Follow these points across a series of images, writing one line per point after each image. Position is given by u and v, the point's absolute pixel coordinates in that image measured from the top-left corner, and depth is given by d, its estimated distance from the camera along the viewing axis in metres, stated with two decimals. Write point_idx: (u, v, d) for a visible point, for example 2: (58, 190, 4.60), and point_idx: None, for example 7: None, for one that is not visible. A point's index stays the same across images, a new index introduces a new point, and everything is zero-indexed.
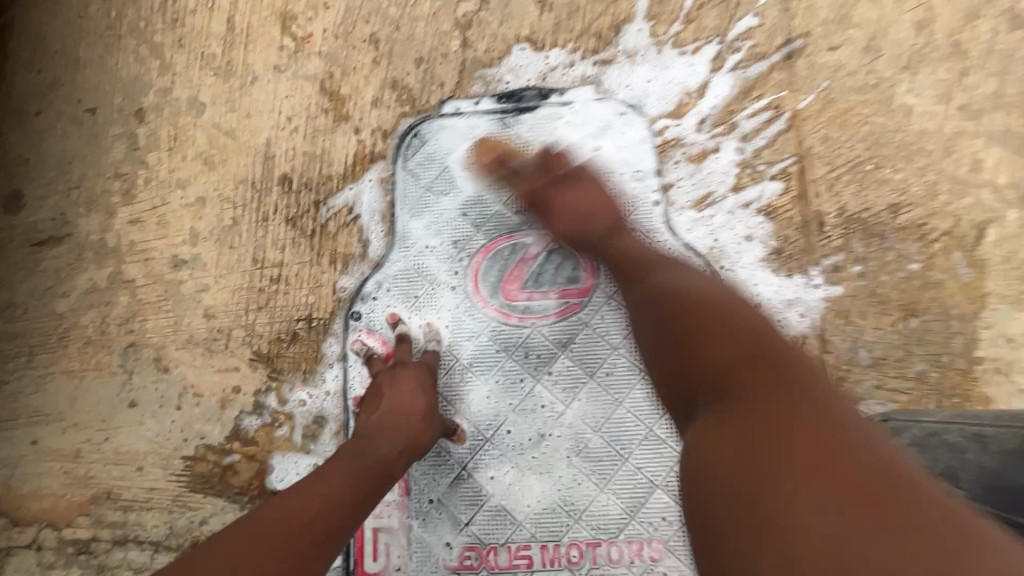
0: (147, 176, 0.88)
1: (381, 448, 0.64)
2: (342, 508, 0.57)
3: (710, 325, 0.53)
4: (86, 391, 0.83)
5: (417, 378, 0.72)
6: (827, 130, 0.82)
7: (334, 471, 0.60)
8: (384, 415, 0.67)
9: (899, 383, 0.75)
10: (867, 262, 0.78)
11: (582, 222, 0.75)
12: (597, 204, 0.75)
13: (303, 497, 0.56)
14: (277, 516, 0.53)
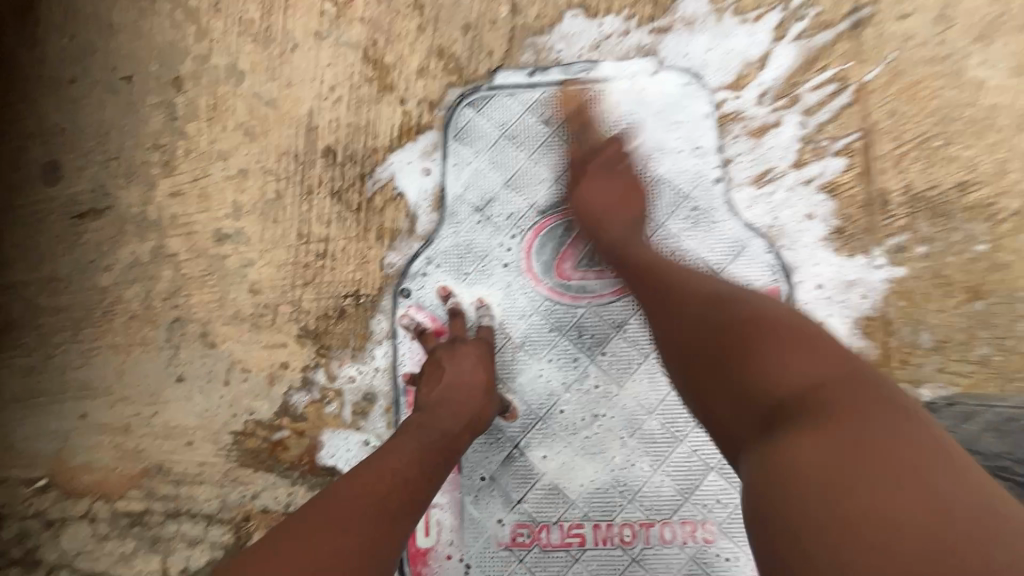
0: (187, 147, 0.86)
1: (445, 422, 0.63)
2: (412, 484, 0.56)
3: (754, 334, 0.47)
4: (133, 365, 0.82)
5: (476, 354, 0.70)
6: (894, 104, 0.79)
7: (401, 447, 0.59)
8: (447, 389, 0.66)
9: (962, 366, 0.73)
10: (933, 243, 0.76)
11: (602, 213, 0.71)
12: (627, 204, 0.72)
13: (374, 474, 0.54)
14: (351, 492, 0.52)
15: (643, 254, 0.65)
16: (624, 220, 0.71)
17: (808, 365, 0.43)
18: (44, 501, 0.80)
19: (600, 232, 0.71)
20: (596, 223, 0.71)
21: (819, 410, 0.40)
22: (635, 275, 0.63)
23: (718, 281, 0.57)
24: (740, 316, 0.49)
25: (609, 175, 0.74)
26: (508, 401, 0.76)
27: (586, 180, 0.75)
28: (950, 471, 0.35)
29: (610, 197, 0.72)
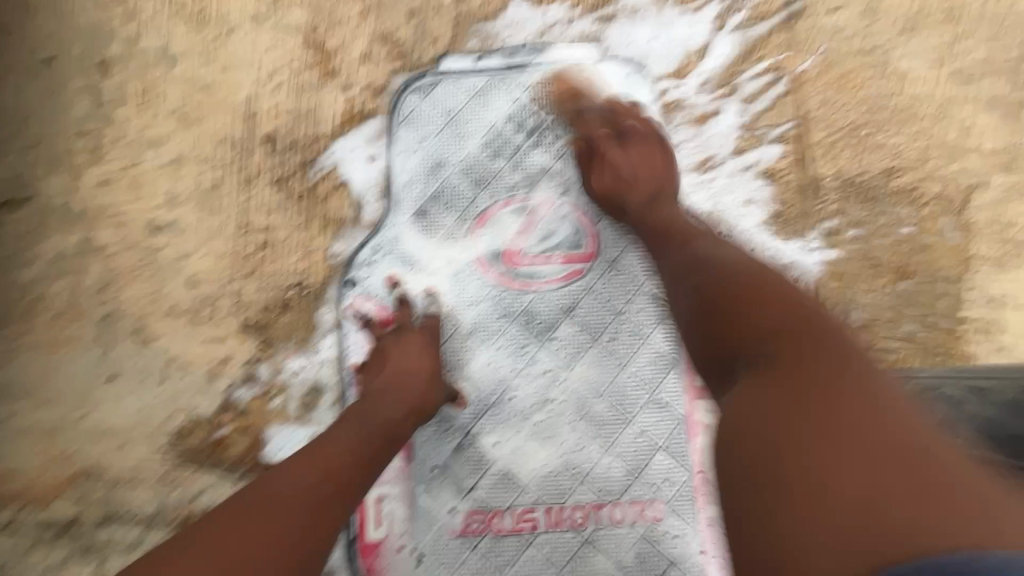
0: (114, 134, 0.82)
1: (388, 409, 0.62)
2: (348, 470, 0.55)
3: (728, 299, 0.53)
4: (59, 365, 0.78)
5: (423, 341, 0.70)
6: (826, 94, 0.82)
7: (340, 435, 0.58)
8: (392, 375, 0.65)
9: (889, 343, 0.77)
10: (862, 226, 0.79)
11: (629, 182, 0.74)
12: (656, 163, 0.75)
13: (308, 462, 0.54)
14: (286, 481, 0.52)
15: (660, 216, 0.71)
16: (651, 188, 0.74)
17: (762, 321, 0.50)
18: None
19: (628, 193, 0.74)
20: (623, 189, 0.74)
21: (769, 359, 0.47)
22: (657, 232, 0.69)
23: (711, 241, 0.63)
24: (716, 285, 0.55)
25: (636, 142, 0.76)
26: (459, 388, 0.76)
27: (605, 149, 0.77)
28: (862, 403, 0.41)
29: (641, 166, 0.75)
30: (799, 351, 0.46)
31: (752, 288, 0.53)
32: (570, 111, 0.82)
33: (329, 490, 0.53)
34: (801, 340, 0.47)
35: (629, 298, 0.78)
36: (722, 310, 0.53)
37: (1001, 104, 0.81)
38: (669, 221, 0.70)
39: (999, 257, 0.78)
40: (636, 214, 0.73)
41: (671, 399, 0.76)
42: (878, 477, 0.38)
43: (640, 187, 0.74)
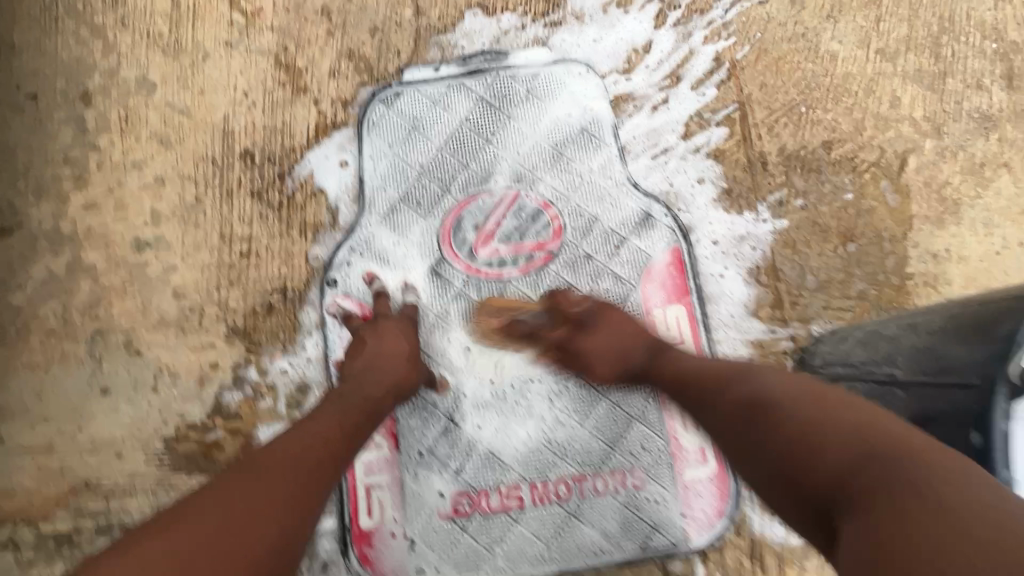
0: (99, 160, 0.86)
1: (369, 387, 0.68)
2: (335, 441, 0.60)
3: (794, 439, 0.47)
4: (53, 382, 0.80)
5: (399, 329, 0.75)
6: (763, 77, 0.88)
7: (327, 411, 0.63)
8: (371, 357, 0.71)
9: (844, 302, 0.82)
10: (808, 196, 0.85)
11: (622, 351, 0.73)
12: (627, 332, 0.74)
13: (299, 435, 0.59)
14: (277, 453, 0.56)
15: (671, 370, 0.68)
16: (644, 348, 0.73)
17: (837, 448, 0.44)
18: None
19: (630, 358, 0.73)
20: (620, 364, 0.73)
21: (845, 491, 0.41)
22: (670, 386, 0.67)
23: (744, 381, 0.58)
24: (780, 415, 0.50)
25: (612, 323, 0.75)
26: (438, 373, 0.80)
27: (579, 341, 0.75)
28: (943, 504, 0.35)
29: (617, 335, 0.74)
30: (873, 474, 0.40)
31: (815, 407, 0.48)
32: (527, 110, 0.88)
33: (323, 457, 0.57)
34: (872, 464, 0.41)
35: (593, 279, 0.84)
36: (793, 458, 0.47)
37: (921, 76, 0.88)
38: (683, 372, 0.66)
39: (936, 215, 0.84)
40: (647, 373, 0.72)
41: None
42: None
43: (630, 362, 0.73)
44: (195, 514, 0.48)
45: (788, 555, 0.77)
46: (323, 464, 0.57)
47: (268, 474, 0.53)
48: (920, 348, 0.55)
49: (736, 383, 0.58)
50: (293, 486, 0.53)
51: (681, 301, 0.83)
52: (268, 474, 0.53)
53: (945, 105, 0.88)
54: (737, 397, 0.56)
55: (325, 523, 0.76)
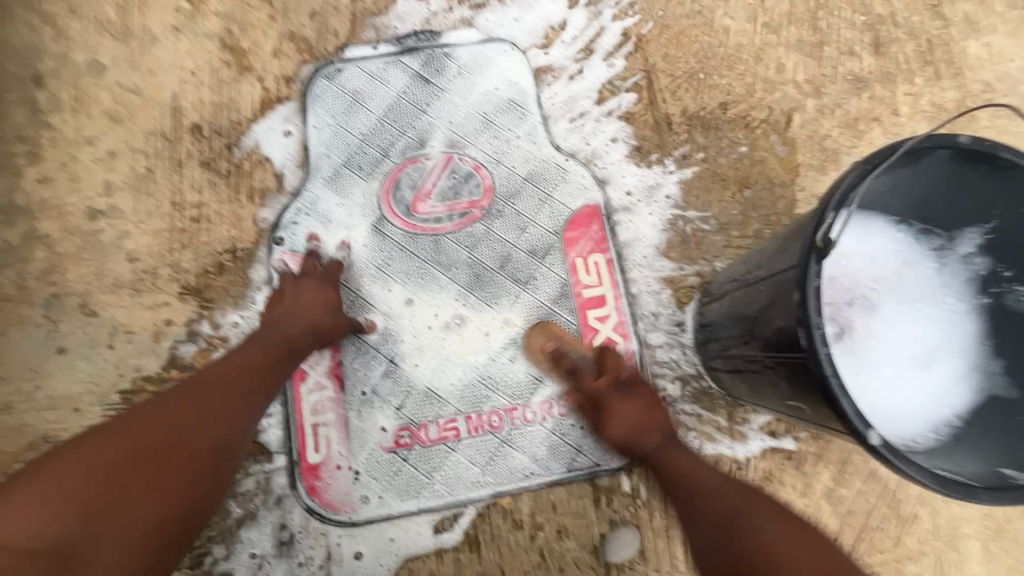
0: (51, 137, 0.91)
1: (289, 328, 0.76)
2: (258, 372, 0.70)
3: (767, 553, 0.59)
4: (9, 345, 0.84)
5: (317, 284, 0.82)
6: (666, 49, 1.00)
7: (250, 350, 0.73)
8: (286, 311, 0.78)
9: (743, 241, 0.92)
10: (708, 150, 0.96)
11: (636, 435, 0.78)
12: (653, 418, 0.78)
13: (225, 366, 0.69)
14: (202, 380, 0.65)
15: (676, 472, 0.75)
16: (659, 437, 0.78)
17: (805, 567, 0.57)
18: None
19: (642, 442, 0.77)
20: (632, 445, 0.78)
21: None
22: (674, 487, 0.74)
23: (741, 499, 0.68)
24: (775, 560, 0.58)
25: (626, 398, 0.79)
26: (367, 319, 0.88)
27: (610, 402, 0.79)
28: None
29: (638, 421, 0.78)
30: None
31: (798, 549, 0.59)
32: (458, 83, 0.97)
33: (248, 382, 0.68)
34: None
35: (520, 231, 0.92)
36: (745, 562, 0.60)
37: (802, 46, 1.01)
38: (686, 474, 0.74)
39: (819, 163, 0.96)
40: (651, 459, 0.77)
41: (564, 310, 0.90)
42: None
43: (639, 447, 0.78)
44: (122, 431, 0.57)
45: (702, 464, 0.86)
46: (242, 390, 0.66)
47: (191, 399, 0.62)
48: (776, 247, 0.65)
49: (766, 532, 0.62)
50: (218, 405, 0.63)
51: (600, 248, 0.92)
52: (195, 397, 0.63)
53: (823, 70, 1.00)
54: (721, 496, 0.69)
55: (276, 460, 0.83)
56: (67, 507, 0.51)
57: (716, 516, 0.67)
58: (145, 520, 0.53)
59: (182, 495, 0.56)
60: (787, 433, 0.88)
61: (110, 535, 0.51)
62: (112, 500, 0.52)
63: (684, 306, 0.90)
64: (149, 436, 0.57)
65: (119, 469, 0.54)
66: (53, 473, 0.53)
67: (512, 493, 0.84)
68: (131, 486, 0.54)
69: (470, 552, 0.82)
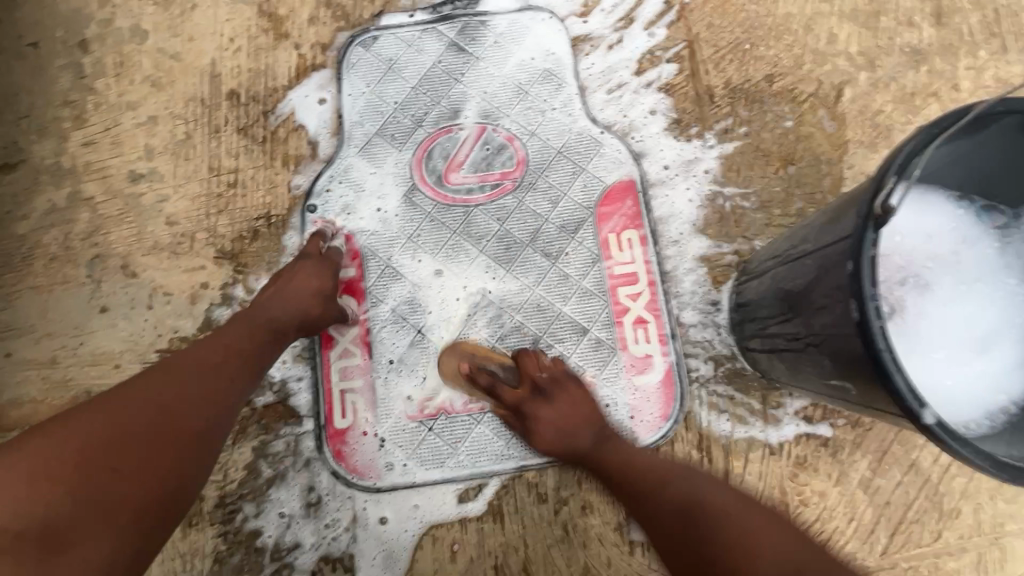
0: (96, 102, 0.93)
1: (277, 311, 0.74)
2: (246, 353, 0.67)
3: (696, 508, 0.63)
4: (55, 302, 0.87)
5: (315, 270, 0.81)
6: (710, 18, 0.96)
7: (237, 329, 0.69)
8: (277, 296, 0.76)
9: (784, 220, 0.89)
10: (751, 124, 0.92)
11: (568, 439, 0.77)
12: (581, 411, 0.78)
13: (212, 344, 0.65)
14: (186, 358, 0.62)
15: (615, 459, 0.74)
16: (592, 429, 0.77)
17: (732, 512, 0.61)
18: None
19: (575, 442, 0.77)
20: (567, 443, 0.77)
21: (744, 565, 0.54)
22: (620, 475, 0.72)
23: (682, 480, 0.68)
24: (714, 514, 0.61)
25: (552, 390, 0.80)
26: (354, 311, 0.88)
27: (532, 409, 0.79)
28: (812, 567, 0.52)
29: (571, 417, 0.77)
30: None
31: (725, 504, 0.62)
32: (494, 52, 0.95)
33: (238, 363, 0.65)
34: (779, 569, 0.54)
35: (553, 205, 0.91)
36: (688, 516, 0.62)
37: (856, 15, 0.96)
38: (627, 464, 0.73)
39: (871, 140, 0.91)
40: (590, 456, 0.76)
41: (595, 286, 0.88)
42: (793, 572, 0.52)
43: (578, 445, 0.77)
44: (102, 410, 0.54)
45: (733, 447, 0.84)
46: (232, 369, 0.64)
47: (175, 377, 0.59)
48: (824, 221, 0.62)
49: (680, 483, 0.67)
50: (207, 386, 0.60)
51: (634, 225, 0.90)
52: (182, 374, 0.60)
53: (878, 41, 0.95)
54: (676, 494, 0.66)
55: (304, 424, 0.84)
56: (53, 489, 0.49)
57: (674, 512, 0.64)
58: (135, 500, 0.52)
59: (170, 477, 0.54)
60: (823, 419, 0.85)
61: (101, 517, 0.50)
62: (101, 483, 0.51)
63: (720, 285, 0.87)
64: (137, 417, 0.55)
65: (106, 451, 0.52)
66: (32, 453, 0.50)
67: (537, 467, 0.83)
68: (118, 468, 0.52)
69: (493, 523, 0.82)
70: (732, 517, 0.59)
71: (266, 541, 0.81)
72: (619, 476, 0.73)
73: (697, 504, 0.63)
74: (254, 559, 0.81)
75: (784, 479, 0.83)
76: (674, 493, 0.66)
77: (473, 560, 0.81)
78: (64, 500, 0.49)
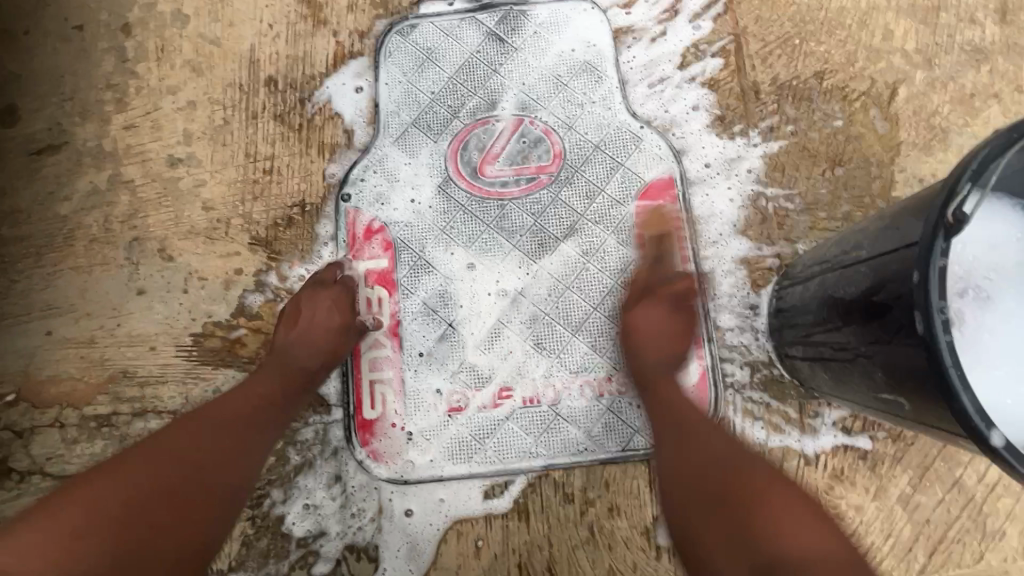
0: (137, 85, 0.94)
1: (302, 358, 0.76)
2: (273, 407, 0.70)
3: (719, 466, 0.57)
4: (95, 283, 0.89)
5: (333, 300, 0.81)
6: (759, 11, 0.92)
7: (264, 381, 0.72)
8: (302, 333, 0.77)
9: (830, 223, 0.85)
10: (798, 123, 0.88)
11: (655, 340, 0.77)
12: (673, 340, 0.77)
13: (242, 399, 0.68)
14: (216, 414, 0.65)
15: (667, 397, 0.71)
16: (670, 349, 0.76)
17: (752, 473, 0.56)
18: (12, 413, 0.85)
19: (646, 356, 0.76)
20: (653, 347, 0.76)
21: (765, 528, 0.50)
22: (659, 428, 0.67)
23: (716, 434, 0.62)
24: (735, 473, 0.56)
25: (656, 304, 0.79)
26: (384, 302, 0.87)
27: (636, 309, 0.80)
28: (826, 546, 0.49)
29: (655, 326, 0.77)
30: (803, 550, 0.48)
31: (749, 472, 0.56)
32: (533, 43, 0.93)
33: (266, 418, 0.68)
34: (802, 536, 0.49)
35: (588, 201, 0.89)
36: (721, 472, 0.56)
37: (915, 11, 0.91)
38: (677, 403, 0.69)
39: (925, 142, 0.87)
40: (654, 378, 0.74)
41: (630, 285, 0.86)
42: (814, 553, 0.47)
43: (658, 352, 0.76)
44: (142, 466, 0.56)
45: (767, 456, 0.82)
46: (254, 422, 0.66)
47: (208, 435, 0.61)
48: (880, 227, 0.59)
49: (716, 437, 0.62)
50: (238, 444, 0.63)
51: (672, 224, 0.87)
52: (207, 430, 0.62)
53: (937, 38, 0.90)
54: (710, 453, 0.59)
55: (332, 413, 0.85)
56: (83, 549, 0.49)
57: (693, 460, 0.59)
58: (167, 559, 0.53)
59: (196, 533, 0.56)
60: (863, 431, 0.82)
61: (137, 573, 0.51)
62: (140, 539, 0.52)
63: (760, 288, 0.85)
64: (176, 474, 0.57)
65: (147, 508, 0.54)
66: (62, 514, 0.51)
67: (563, 467, 0.82)
68: (156, 525, 0.53)
69: (518, 521, 0.81)
70: (771, 494, 0.53)
71: (292, 527, 0.82)
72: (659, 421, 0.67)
73: (732, 469, 0.56)
74: (280, 544, 0.81)
75: (820, 491, 0.81)
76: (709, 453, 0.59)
77: (497, 557, 0.80)
78: (96, 558, 0.50)
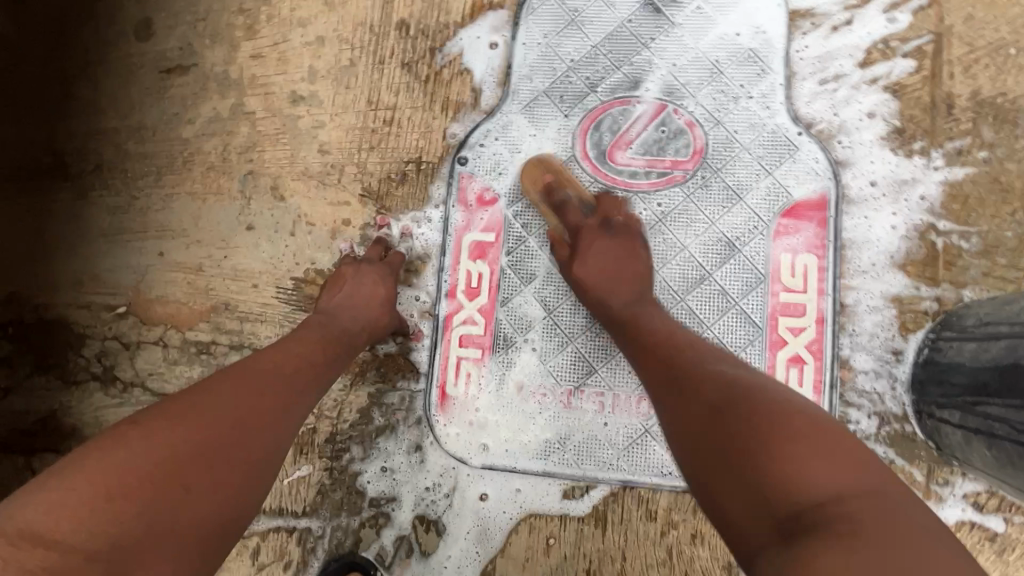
0: (269, 14, 0.91)
1: (347, 319, 0.73)
2: (315, 366, 0.63)
3: (717, 391, 0.50)
4: (208, 212, 0.89)
5: (380, 275, 0.79)
6: (971, 9, 0.78)
7: (306, 338, 0.66)
8: (344, 298, 0.75)
9: (1008, 272, 0.74)
10: (995, 149, 0.75)
11: (611, 284, 0.70)
12: (629, 264, 0.72)
13: (284, 353, 0.62)
14: (255, 363, 0.58)
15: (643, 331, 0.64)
16: (630, 289, 0.70)
17: (737, 384, 0.51)
18: (122, 325, 0.88)
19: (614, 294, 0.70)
20: (603, 293, 0.70)
21: (760, 441, 0.45)
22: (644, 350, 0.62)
23: (715, 360, 0.56)
24: (734, 387, 0.50)
25: (602, 241, 0.74)
26: (482, 282, 0.83)
27: (585, 244, 0.74)
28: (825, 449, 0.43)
29: (617, 263, 0.72)
30: (799, 457, 0.42)
31: (741, 384, 0.50)
32: (692, 19, 0.83)
33: (309, 374, 0.61)
34: (799, 442, 0.43)
35: (723, 207, 0.80)
36: (715, 403, 0.50)
37: None
38: (651, 336, 0.63)
39: None
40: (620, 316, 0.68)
41: (755, 309, 0.78)
42: (805, 450, 0.43)
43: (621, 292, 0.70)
44: (175, 418, 0.48)
45: None
46: (295, 384, 0.58)
47: (247, 386, 0.54)
48: None
49: (710, 361, 0.56)
50: (279, 394, 0.56)
51: (816, 249, 0.78)
52: (248, 382, 0.55)
53: None
54: (712, 377, 0.53)
55: (416, 384, 0.83)
56: (113, 512, 0.42)
57: (691, 380, 0.53)
58: (196, 524, 0.45)
59: (234, 502, 0.48)
60: (996, 511, 0.73)
61: (163, 542, 0.43)
62: (177, 499, 0.45)
63: (909, 333, 0.75)
64: (211, 425, 0.49)
65: (183, 463, 0.46)
66: (90, 472, 0.43)
67: (647, 486, 0.78)
68: (188, 488, 0.45)
69: (595, 528, 0.78)
70: (776, 406, 0.47)
71: (367, 486, 0.82)
72: (650, 357, 0.60)
73: (735, 382, 0.51)
74: (353, 500, 0.82)
75: None
76: (710, 378, 0.53)
77: (566, 559, 0.78)
78: (130, 526, 0.42)
